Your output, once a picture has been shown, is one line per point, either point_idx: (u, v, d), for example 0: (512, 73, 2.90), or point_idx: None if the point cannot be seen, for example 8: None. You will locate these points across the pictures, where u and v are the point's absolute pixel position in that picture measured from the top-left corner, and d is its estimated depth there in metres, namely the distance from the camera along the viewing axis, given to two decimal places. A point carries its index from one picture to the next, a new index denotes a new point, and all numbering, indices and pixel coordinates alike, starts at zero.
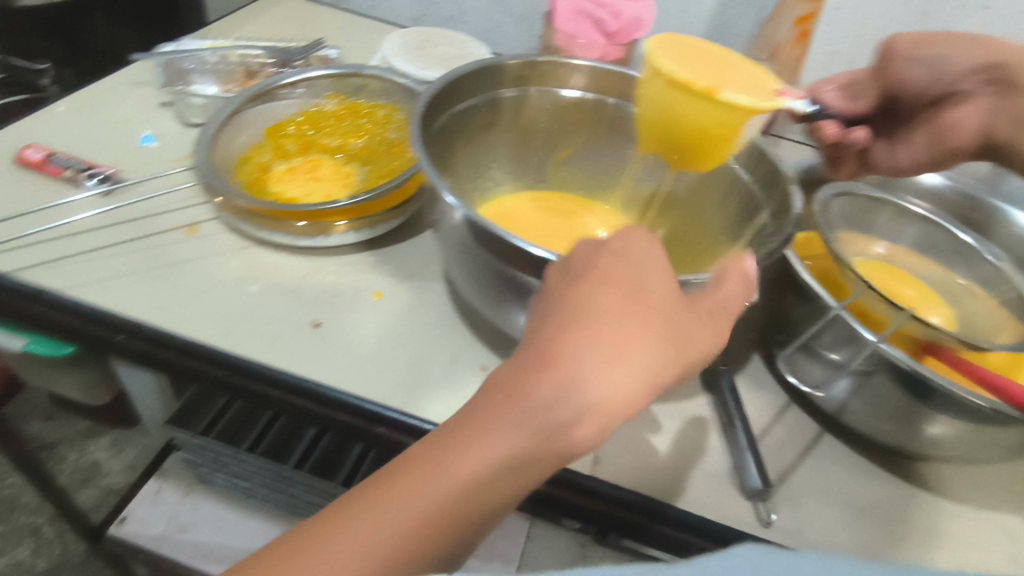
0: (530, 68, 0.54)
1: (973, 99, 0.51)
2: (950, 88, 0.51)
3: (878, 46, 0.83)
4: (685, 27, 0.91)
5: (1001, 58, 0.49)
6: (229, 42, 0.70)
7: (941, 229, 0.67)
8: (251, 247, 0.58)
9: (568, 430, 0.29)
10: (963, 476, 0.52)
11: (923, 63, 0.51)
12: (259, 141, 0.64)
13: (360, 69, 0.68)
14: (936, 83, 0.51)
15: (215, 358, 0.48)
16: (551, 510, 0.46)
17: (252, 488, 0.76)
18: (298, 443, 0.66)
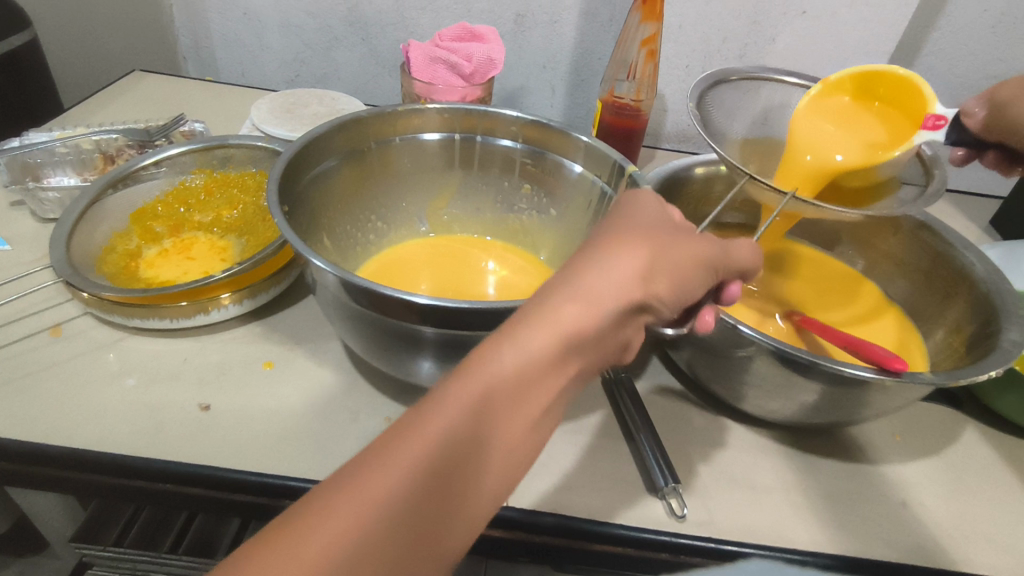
0: (387, 119, 0.55)
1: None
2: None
3: (723, 57, 0.91)
4: (552, 58, 0.96)
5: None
6: (81, 131, 0.68)
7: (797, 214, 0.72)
8: (127, 338, 0.55)
9: (464, 499, 0.26)
10: (867, 437, 0.55)
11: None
12: (122, 228, 0.62)
13: (224, 141, 0.68)
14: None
15: (97, 463, 0.45)
16: (487, 550, 0.46)
17: None
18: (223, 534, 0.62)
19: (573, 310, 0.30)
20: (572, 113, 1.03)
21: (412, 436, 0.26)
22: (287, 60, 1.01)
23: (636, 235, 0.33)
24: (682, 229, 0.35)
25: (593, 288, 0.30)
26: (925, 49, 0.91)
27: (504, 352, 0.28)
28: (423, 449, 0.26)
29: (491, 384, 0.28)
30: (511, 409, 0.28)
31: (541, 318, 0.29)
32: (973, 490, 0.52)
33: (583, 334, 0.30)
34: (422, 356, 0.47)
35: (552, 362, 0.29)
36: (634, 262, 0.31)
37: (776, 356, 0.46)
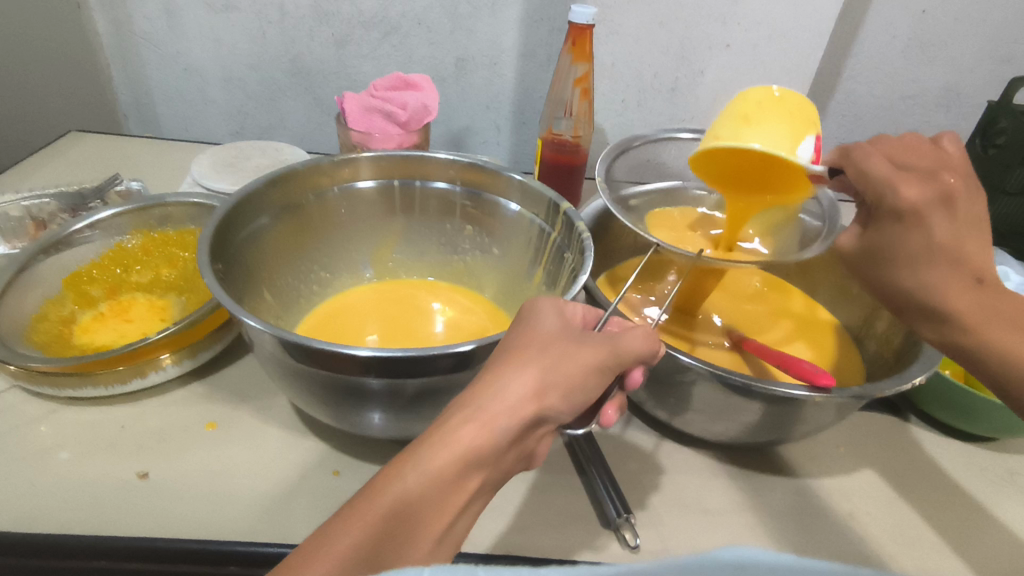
0: (322, 171, 0.56)
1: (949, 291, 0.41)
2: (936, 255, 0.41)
3: (657, 91, 0.94)
4: (493, 99, 0.99)
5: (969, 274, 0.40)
6: (10, 197, 0.66)
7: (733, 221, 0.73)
8: (61, 409, 0.54)
9: None
10: (813, 453, 0.56)
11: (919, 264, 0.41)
12: (56, 295, 0.60)
13: (161, 199, 0.67)
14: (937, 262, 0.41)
15: (22, 546, 0.42)
16: None
17: None
18: None
19: (471, 429, 0.32)
20: (518, 151, 1.05)
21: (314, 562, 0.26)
22: (231, 113, 1.01)
23: (530, 352, 0.36)
24: (578, 338, 0.38)
25: (489, 408, 0.33)
26: (843, 75, 0.96)
27: (409, 473, 0.30)
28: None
29: (396, 504, 0.29)
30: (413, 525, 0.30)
31: (442, 440, 0.32)
32: (915, 496, 0.53)
33: (491, 444, 0.32)
34: (367, 407, 0.47)
35: (471, 473, 0.32)
36: (527, 380, 0.35)
37: (716, 380, 0.48)
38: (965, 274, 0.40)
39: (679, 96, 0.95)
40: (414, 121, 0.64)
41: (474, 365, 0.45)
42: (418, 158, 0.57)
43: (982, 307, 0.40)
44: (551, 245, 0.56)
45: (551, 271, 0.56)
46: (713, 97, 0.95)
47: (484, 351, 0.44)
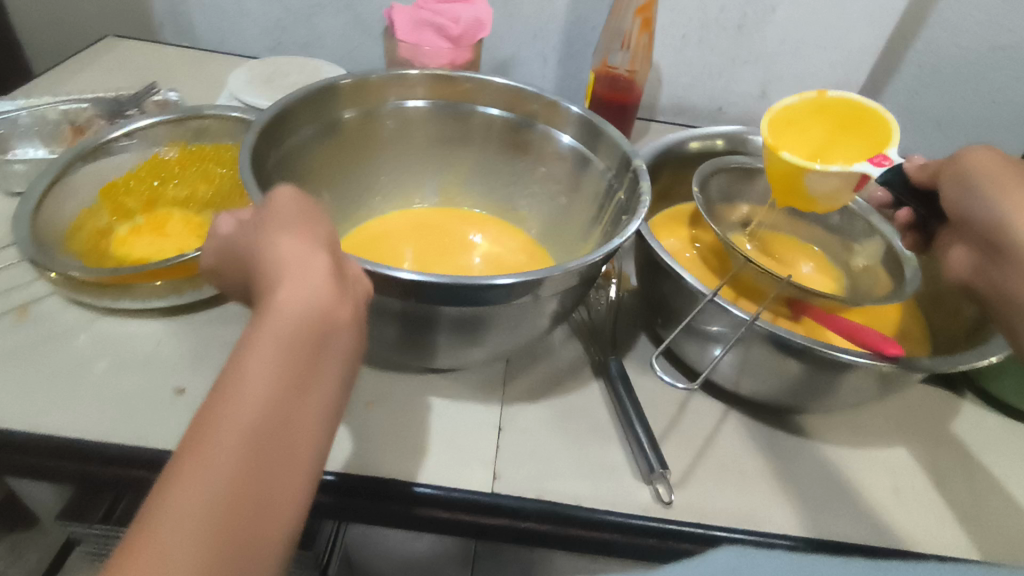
0: (373, 86, 0.53)
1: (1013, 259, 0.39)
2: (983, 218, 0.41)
3: (722, 27, 0.87)
4: (543, 27, 0.93)
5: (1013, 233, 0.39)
6: (46, 100, 0.64)
7: None
8: (100, 318, 0.54)
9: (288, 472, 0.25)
10: (856, 422, 0.55)
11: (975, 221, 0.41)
12: (93, 203, 0.59)
13: (199, 111, 0.64)
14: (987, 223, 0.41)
15: (69, 449, 0.43)
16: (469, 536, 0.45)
17: None
18: None
19: (301, 249, 0.30)
20: (564, 85, 0.99)
21: (204, 442, 0.24)
22: (268, 26, 0.96)
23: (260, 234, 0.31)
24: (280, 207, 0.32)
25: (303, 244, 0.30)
26: (928, 20, 0.88)
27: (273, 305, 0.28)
28: (229, 448, 0.24)
29: (277, 346, 0.27)
30: (298, 363, 0.27)
31: (279, 272, 0.29)
32: (959, 475, 0.52)
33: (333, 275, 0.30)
34: (408, 342, 0.46)
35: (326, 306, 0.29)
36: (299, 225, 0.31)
37: (772, 340, 0.46)
38: (981, 248, 0.41)
39: (745, 35, 0.88)
40: (465, 37, 0.60)
41: (511, 300, 0.43)
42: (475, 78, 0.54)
43: None
44: (607, 185, 0.53)
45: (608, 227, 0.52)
46: (783, 38, 0.88)
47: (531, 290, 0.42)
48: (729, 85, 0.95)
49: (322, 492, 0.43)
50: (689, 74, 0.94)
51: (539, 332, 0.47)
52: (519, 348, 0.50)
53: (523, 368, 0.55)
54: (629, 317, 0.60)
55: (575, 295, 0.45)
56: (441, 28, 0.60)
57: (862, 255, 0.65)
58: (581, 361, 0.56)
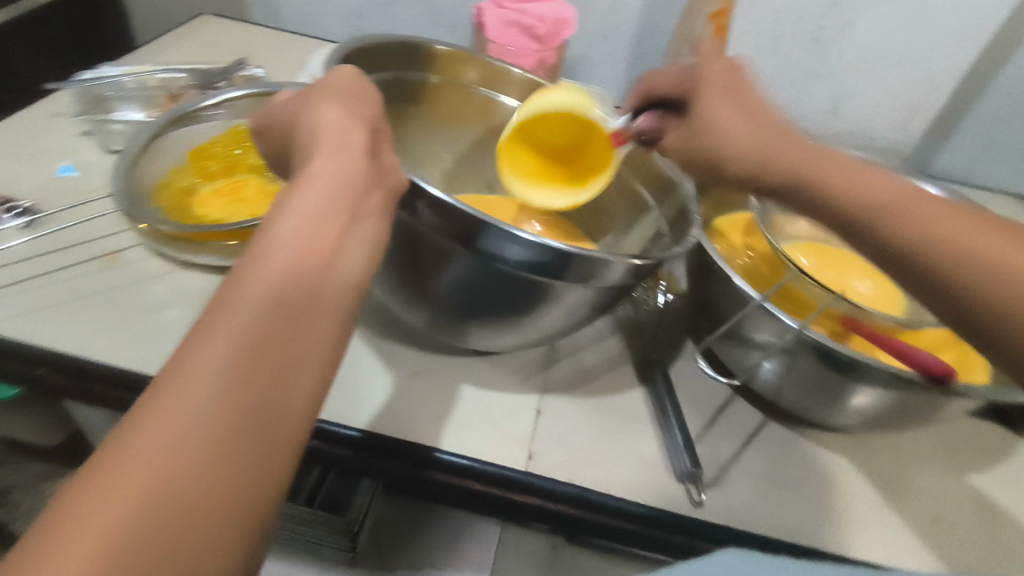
0: (465, 63, 0.59)
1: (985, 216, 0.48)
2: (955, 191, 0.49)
3: (797, 39, 0.86)
4: (614, 29, 0.94)
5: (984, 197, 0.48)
6: (147, 68, 0.70)
7: None
8: (178, 270, 0.58)
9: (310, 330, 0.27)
10: (900, 447, 0.54)
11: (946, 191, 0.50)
12: (179, 164, 0.64)
13: (283, 87, 0.68)
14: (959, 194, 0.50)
15: (144, 386, 0.47)
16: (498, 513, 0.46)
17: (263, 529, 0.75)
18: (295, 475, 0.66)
19: (332, 131, 0.33)
20: (630, 88, 1.00)
21: (242, 273, 0.27)
22: (349, 13, 1.01)
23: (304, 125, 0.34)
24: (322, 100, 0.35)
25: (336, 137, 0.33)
26: None
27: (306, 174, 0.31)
28: (264, 277, 0.27)
29: (307, 200, 0.30)
30: (323, 211, 0.30)
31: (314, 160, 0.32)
32: (1004, 514, 0.50)
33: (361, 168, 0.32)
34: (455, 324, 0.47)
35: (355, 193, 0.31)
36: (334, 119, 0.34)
37: (821, 354, 0.46)
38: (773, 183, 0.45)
39: (821, 48, 0.86)
40: (552, 37, 0.64)
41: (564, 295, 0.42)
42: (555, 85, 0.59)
43: None
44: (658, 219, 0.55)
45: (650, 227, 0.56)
46: (861, 53, 0.86)
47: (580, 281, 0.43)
48: (799, 99, 0.93)
49: (351, 448, 0.45)
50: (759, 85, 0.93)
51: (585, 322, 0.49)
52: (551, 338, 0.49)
53: (564, 358, 0.56)
54: (675, 323, 0.60)
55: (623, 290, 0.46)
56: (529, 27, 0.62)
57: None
58: (623, 357, 0.57)
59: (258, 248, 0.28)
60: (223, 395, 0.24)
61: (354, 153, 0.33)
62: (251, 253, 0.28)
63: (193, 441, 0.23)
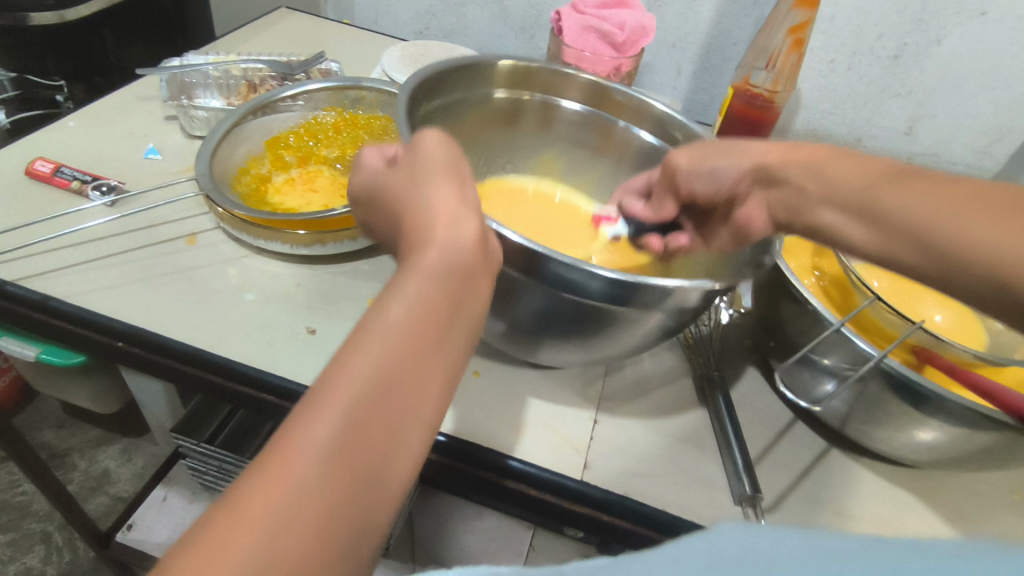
0: (533, 75, 0.56)
1: (751, 201, 0.44)
2: (730, 193, 0.45)
3: (876, 56, 0.83)
4: (684, 38, 0.92)
5: (764, 161, 0.43)
6: (231, 58, 0.72)
7: None
8: (250, 255, 0.60)
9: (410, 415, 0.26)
10: (972, 488, 0.51)
11: (703, 177, 0.46)
12: (257, 153, 0.66)
13: (358, 82, 0.70)
14: (717, 191, 0.46)
15: (215, 365, 0.49)
16: (561, 520, 0.47)
17: None
18: None
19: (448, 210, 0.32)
20: (695, 98, 0.98)
21: (350, 358, 0.26)
22: (419, 11, 1.02)
23: (416, 187, 0.34)
24: (432, 162, 0.35)
25: (448, 208, 0.32)
26: None
27: (420, 257, 0.30)
28: (375, 363, 0.26)
29: (420, 288, 0.29)
30: (433, 300, 0.29)
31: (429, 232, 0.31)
32: None
33: (464, 239, 0.31)
34: (519, 327, 0.47)
35: (461, 265, 0.31)
36: (445, 186, 0.33)
37: (897, 385, 0.44)
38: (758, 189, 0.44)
39: (901, 66, 0.83)
40: (629, 44, 0.63)
41: (637, 314, 0.42)
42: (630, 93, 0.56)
43: (788, 206, 0.41)
44: None
45: None
46: (944, 73, 0.82)
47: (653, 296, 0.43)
48: (873, 117, 0.90)
49: None
50: (832, 101, 0.90)
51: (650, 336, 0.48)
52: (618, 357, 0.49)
53: (623, 368, 0.55)
54: (734, 340, 0.59)
55: (692, 308, 0.46)
56: (607, 35, 0.63)
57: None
58: (682, 371, 0.56)
59: (368, 333, 0.27)
60: (327, 482, 0.23)
61: (468, 240, 0.32)
62: (361, 336, 0.27)
63: (292, 533, 0.22)
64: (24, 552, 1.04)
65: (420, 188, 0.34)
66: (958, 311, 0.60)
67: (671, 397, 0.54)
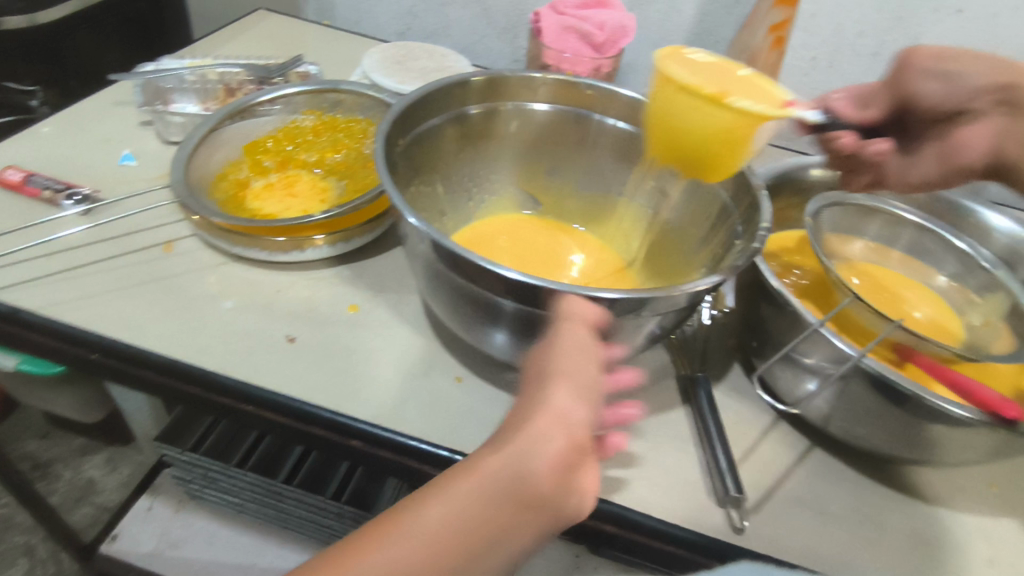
0: (499, 85, 0.55)
1: (984, 118, 0.50)
2: (960, 107, 0.50)
3: (857, 53, 0.84)
4: (667, 36, 0.92)
5: (1013, 80, 0.48)
6: (207, 62, 0.71)
7: (933, 236, 0.63)
8: (229, 263, 0.59)
9: None
10: (953, 485, 0.52)
11: (940, 77, 0.50)
12: (235, 158, 0.65)
13: (337, 85, 0.70)
14: (944, 102, 0.50)
15: (191, 376, 0.48)
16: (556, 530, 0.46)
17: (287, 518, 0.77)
18: (334, 473, 0.68)
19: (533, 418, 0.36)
20: None
21: (418, 520, 0.34)
22: (401, 12, 1.01)
23: (552, 376, 0.37)
24: (595, 347, 0.39)
25: (547, 418, 0.36)
26: None
27: (487, 455, 0.35)
28: (416, 543, 0.33)
29: (489, 480, 0.34)
30: (487, 517, 0.34)
31: (522, 433, 0.35)
32: None
33: (554, 452, 0.35)
34: (505, 336, 0.48)
35: (527, 483, 0.35)
36: (569, 400, 0.36)
37: (877, 384, 0.44)
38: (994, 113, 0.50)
39: (882, 63, 0.84)
40: (609, 44, 0.63)
41: (619, 314, 0.43)
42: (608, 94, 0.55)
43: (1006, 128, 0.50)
44: (722, 207, 0.52)
45: (714, 253, 0.51)
46: None
47: (631, 302, 0.42)
48: None
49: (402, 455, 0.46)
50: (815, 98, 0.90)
51: (633, 339, 0.48)
52: None
53: None
54: (719, 341, 0.59)
55: (673, 310, 0.45)
56: (587, 35, 0.63)
57: (980, 310, 0.61)
58: (666, 373, 0.56)
59: (404, 533, 0.33)
60: None
61: (553, 465, 0.35)
62: (407, 522, 0.34)
63: None
64: (7, 565, 1.03)
65: (559, 372, 0.37)
66: (935, 307, 0.61)
67: (654, 399, 0.54)
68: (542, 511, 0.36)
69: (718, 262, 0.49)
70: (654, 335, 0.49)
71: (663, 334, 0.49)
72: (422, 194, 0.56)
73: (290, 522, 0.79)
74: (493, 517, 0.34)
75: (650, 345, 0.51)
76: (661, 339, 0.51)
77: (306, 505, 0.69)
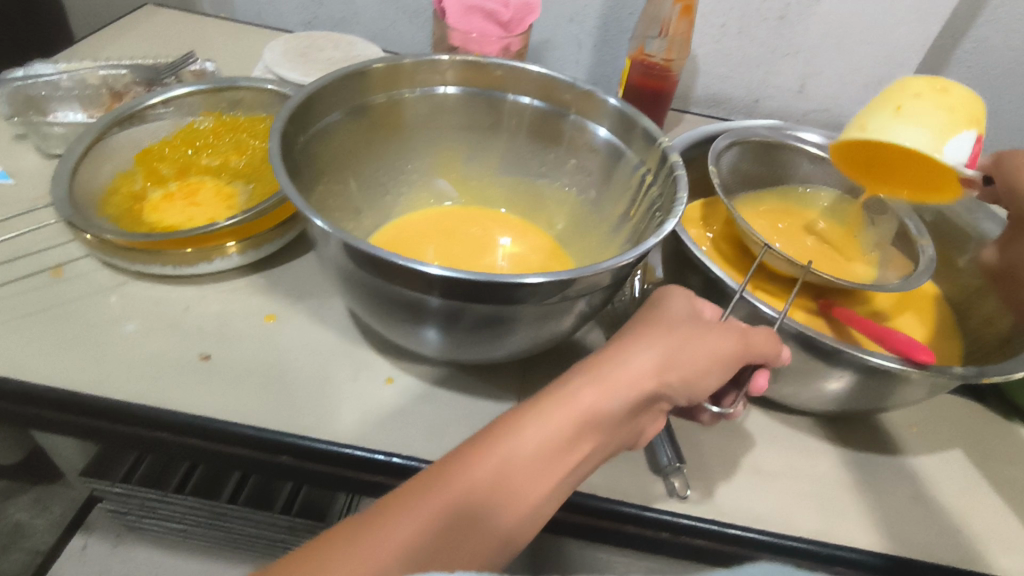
0: (402, 72, 0.53)
1: None
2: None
3: (763, 18, 0.85)
4: (579, 12, 0.91)
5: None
6: (86, 66, 0.66)
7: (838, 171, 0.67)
8: (130, 282, 0.55)
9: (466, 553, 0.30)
10: (879, 427, 0.54)
11: None
12: (127, 168, 0.60)
13: (234, 83, 0.65)
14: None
15: (94, 408, 0.44)
16: None
17: (239, 538, 0.74)
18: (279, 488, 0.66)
19: (610, 390, 0.36)
20: (597, 72, 0.98)
21: (480, 460, 0.32)
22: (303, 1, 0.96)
23: (648, 335, 0.38)
24: (702, 325, 0.40)
25: (604, 378, 0.36)
26: (981, 17, 0.84)
27: (547, 417, 0.34)
28: (470, 486, 0.31)
29: (547, 440, 0.34)
30: (519, 505, 0.32)
31: (576, 399, 0.35)
32: (986, 489, 0.50)
33: (592, 414, 0.35)
34: (432, 331, 0.46)
35: (568, 445, 0.34)
36: (637, 361, 0.37)
37: (801, 342, 0.45)
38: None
39: (787, 26, 0.85)
40: (515, 23, 0.62)
41: (543, 299, 0.43)
42: (515, 70, 0.53)
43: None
44: (639, 179, 0.52)
45: (637, 227, 0.51)
46: (826, 31, 0.85)
47: (554, 285, 0.42)
48: (767, 78, 0.92)
49: (341, 465, 0.44)
50: (727, 65, 0.92)
51: (562, 322, 0.47)
52: (538, 348, 0.50)
53: (543, 359, 0.54)
54: None
55: (599, 289, 0.45)
56: (493, 14, 0.61)
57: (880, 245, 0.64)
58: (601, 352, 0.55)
59: (462, 472, 0.31)
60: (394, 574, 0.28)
61: (594, 429, 0.35)
62: (460, 466, 0.32)
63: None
64: None
65: (624, 347, 0.38)
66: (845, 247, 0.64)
67: None
68: (571, 480, 0.35)
69: (641, 235, 0.49)
70: (583, 316, 0.48)
71: (592, 314, 0.49)
72: (332, 192, 0.53)
73: (239, 543, 0.76)
74: (534, 480, 0.33)
75: (580, 326, 0.51)
76: (591, 319, 0.51)
77: (252, 523, 0.66)
